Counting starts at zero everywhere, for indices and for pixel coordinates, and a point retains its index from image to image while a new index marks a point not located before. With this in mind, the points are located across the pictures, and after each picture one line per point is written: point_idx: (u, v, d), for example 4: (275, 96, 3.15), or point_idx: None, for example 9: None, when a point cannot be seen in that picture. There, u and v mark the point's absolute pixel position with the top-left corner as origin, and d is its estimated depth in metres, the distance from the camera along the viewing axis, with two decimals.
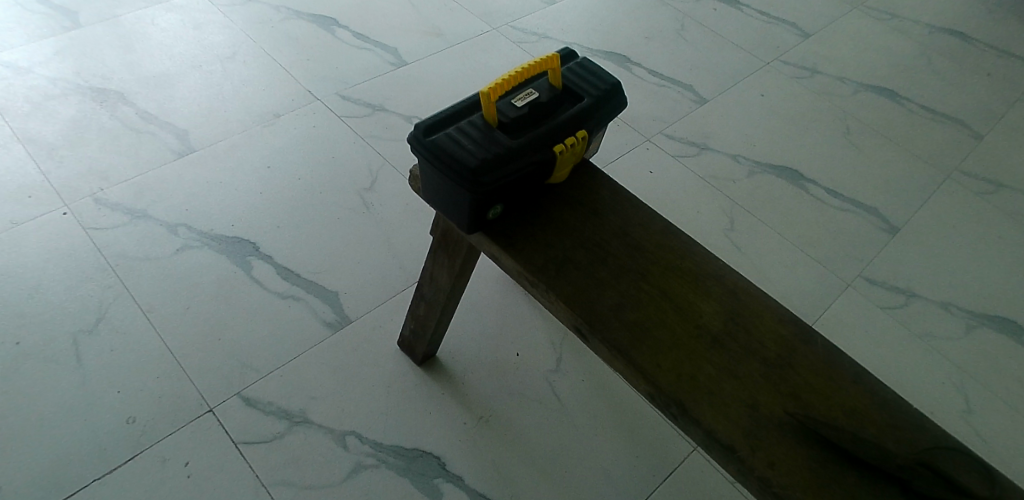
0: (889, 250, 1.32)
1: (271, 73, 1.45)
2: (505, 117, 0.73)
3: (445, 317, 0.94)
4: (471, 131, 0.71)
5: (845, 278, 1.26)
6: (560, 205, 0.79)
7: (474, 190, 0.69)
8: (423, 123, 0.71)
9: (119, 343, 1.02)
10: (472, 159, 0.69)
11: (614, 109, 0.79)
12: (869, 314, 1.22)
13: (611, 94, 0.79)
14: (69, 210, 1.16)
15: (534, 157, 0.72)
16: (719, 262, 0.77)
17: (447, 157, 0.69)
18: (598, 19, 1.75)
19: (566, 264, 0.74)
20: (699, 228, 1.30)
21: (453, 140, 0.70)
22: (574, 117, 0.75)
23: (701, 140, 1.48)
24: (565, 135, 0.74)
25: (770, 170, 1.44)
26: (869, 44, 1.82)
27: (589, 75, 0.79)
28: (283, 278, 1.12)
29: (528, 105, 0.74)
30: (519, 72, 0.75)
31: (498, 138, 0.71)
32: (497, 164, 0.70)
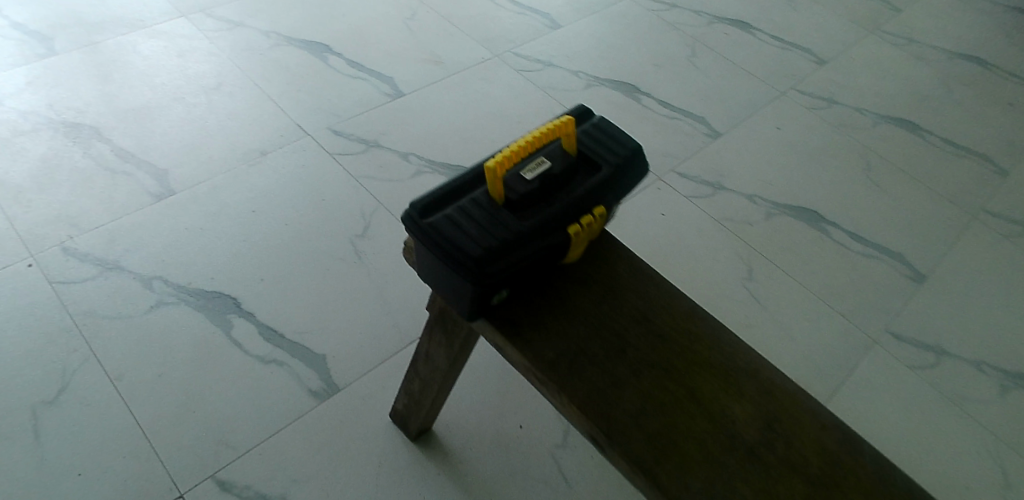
0: (918, 301, 1.23)
1: (259, 106, 1.36)
2: (513, 194, 0.64)
3: (441, 396, 0.86)
4: (475, 212, 0.62)
5: (871, 334, 1.17)
6: (573, 285, 0.70)
7: (478, 282, 0.61)
8: (420, 201, 0.63)
9: (85, 416, 0.93)
10: (476, 248, 0.61)
11: (634, 177, 0.71)
12: (898, 376, 1.12)
13: (631, 162, 0.71)
14: (34, 260, 1.07)
15: (547, 241, 0.64)
16: (752, 350, 0.68)
17: (447, 245, 0.61)
18: (604, 45, 1.67)
19: (581, 359, 0.66)
20: (715, 279, 1.21)
21: (453, 223, 0.62)
22: (591, 191, 0.67)
23: (716, 180, 1.39)
24: (580, 212, 0.66)
25: (789, 212, 1.35)
26: (887, 72, 1.74)
27: (606, 140, 0.71)
28: (265, 339, 1.03)
29: (539, 178, 0.66)
30: (525, 144, 0.67)
31: (506, 220, 0.62)
32: (505, 251, 0.61)
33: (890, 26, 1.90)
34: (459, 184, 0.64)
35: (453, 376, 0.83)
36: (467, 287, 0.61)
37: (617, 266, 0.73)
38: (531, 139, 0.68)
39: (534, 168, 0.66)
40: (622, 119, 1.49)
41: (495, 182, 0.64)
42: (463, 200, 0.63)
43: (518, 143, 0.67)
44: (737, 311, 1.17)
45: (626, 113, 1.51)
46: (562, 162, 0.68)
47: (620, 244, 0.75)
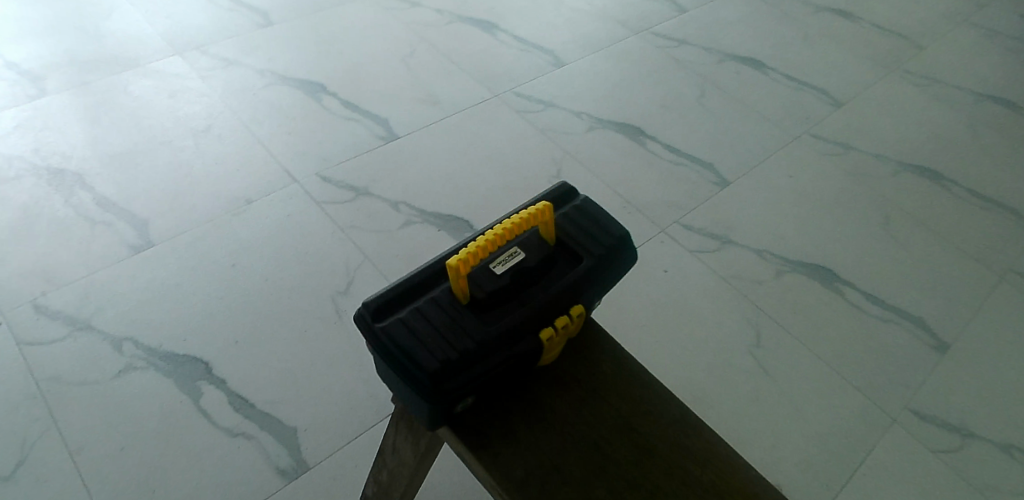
0: (939, 374, 1.16)
1: (246, 150, 1.29)
2: (479, 294, 0.57)
3: (411, 490, 0.80)
4: (434, 317, 0.56)
5: (889, 412, 1.11)
6: (550, 387, 0.64)
7: (435, 399, 0.54)
8: (374, 302, 0.56)
9: (40, 495, 0.88)
10: (433, 360, 0.54)
11: (620, 267, 0.64)
12: (915, 461, 1.06)
13: (617, 251, 0.63)
14: (5, 319, 1.02)
15: (515, 349, 0.56)
16: (748, 468, 0.63)
17: (400, 356, 0.54)
18: (611, 83, 1.59)
19: (554, 478, 0.60)
20: (719, 346, 1.14)
21: (408, 330, 0.55)
22: (569, 288, 0.60)
23: (723, 232, 1.31)
24: (555, 313, 0.59)
25: (801, 270, 1.28)
26: (909, 114, 1.65)
27: (589, 225, 0.64)
28: (236, 410, 0.98)
29: (510, 274, 0.59)
30: (502, 229, 0.59)
31: (469, 327, 0.56)
32: (466, 364, 0.54)
33: (912, 64, 1.81)
34: (417, 282, 0.57)
35: (422, 471, 0.77)
36: (422, 403, 0.55)
37: (601, 364, 0.66)
38: (508, 224, 0.59)
39: (504, 263, 0.59)
40: (627, 165, 1.41)
41: (458, 281, 0.57)
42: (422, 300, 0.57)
43: (494, 229, 0.59)
44: (739, 384, 1.10)
45: (632, 158, 1.42)
46: (537, 254, 0.61)
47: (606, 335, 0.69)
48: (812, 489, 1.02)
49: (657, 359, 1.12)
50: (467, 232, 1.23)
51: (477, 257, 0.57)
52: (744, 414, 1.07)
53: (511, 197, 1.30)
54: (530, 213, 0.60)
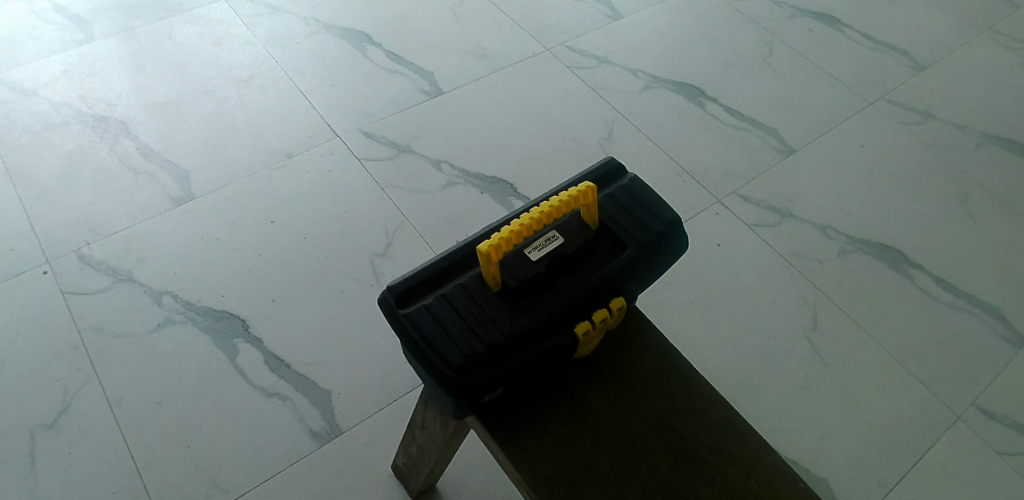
0: (1012, 370, 1.09)
1: (288, 102, 1.26)
2: (512, 282, 0.53)
3: (440, 465, 0.79)
4: (463, 305, 0.52)
5: (954, 409, 1.05)
6: (586, 383, 0.61)
7: (459, 394, 0.50)
8: (399, 286, 0.53)
9: (80, 445, 0.89)
10: (460, 353, 0.50)
11: (668, 257, 0.59)
12: (976, 461, 1.00)
13: (664, 239, 0.58)
14: (51, 268, 1.03)
15: (548, 343, 0.52)
16: (797, 479, 0.59)
17: (425, 346, 0.51)
18: (671, 39, 1.49)
19: (585, 478, 0.57)
20: (770, 328, 1.09)
21: (434, 318, 0.51)
22: (610, 279, 0.55)
23: (784, 205, 1.24)
24: (594, 305, 0.54)
25: (867, 250, 1.20)
26: (999, 80, 1.51)
27: (636, 208, 0.58)
28: (271, 369, 0.97)
29: (546, 261, 0.54)
30: (540, 212, 0.54)
31: (499, 317, 0.52)
32: (494, 358, 0.51)
33: (1007, 24, 1.65)
34: (445, 266, 0.54)
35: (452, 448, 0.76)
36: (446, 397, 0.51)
37: (642, 359, 0.63)
38: (547, 206, 0.54)
39: (541, 248, 0.54)
40: (684, 128, 1.33)
41: (489, 268, 0.53)
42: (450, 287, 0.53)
43: (532, 212, 0.54)
44: (790, 370, 1.05)
45: (689, 121, 1.34)
46: (577, 239, 0.56)
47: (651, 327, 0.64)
48: (864, 485, 0.97)
49: (704, 338, 1.07)
50: (512, 196, 1.18)
51: (511, 242, 0.53)
52: (793, 400, 1.03)
53: (558, 160, 1.24)
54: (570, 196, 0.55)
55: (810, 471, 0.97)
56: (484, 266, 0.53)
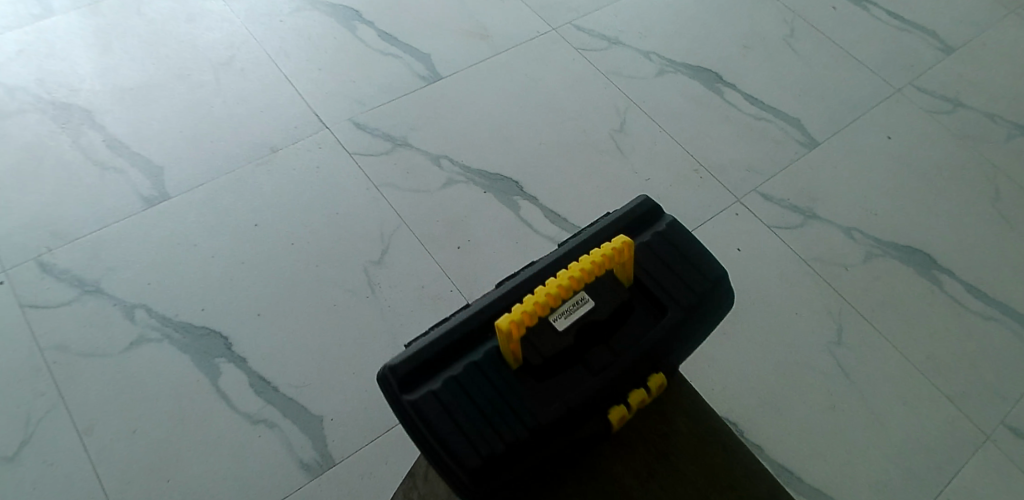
0: None
1: (271, 88, 1.15)
2: (535, 359, 0.45)
3: None
4: (477, 390, 0.44)
5: (982, 426, 0.97)
6: (614, 453, 0.54)
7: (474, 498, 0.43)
8: (402, 365, 0.45)
9: (46, 480, 0.82)
10: (475, 452, 0.43)
11: (714, 317, 0.51)
12: (1007, 486, 0.92)
13: (710, 298, 0.50)
14: (8, 278, 0.94)
15: (578, 433, 0.45)
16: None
17: (433, 441, 0.43)
18: (685, 17, 1.38)
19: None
20: (793, 341, 1.02)
21: (445, 407, 0.44)
22: (649, 352, 0.47)
23: (807, 205, 1.16)
24: (630, 384, 0.47)
25: (894, 253, 1.13)
26: None
27: (677, 262, 0.50)
28: (256, 393, 0.89)
29: (574, 332, 0.46)
30: (568, 275, 0.46)
31: (520, 405, 0.44)
32: (515, 456, 0.43)
33: None
34: (456, 339, 0.46)
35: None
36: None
37: (677, 424, 0.55)
38: (576, 268, 0.46)
39: (569, 315, 0.46)
40: (700, 119, 1.23)
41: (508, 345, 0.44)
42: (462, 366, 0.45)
43: (559, 276, 0.46)
44: (813, 387, 0.98)
45: (705, 111, 1.24)
46: (610, 303, 0.47)
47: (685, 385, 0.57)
48: None
49: (723, 354, 1.00)
50: (516, 195, 1.09)
51: (536, 316, 0.45)
52: (819, 421, 0.96)
53: (566, 154, 1.15)
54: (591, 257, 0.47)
55: (837, 499, 0.91)
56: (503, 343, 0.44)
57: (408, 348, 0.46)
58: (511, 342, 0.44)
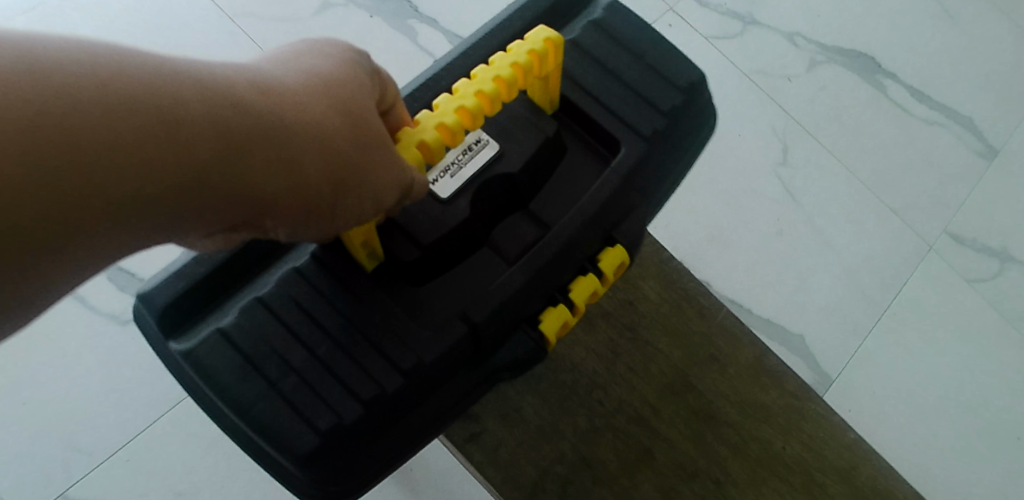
0: (982, 188, 0.98)
1: None
2: (411, 252, 0.44)
3: None
4: (320, 322, 0.43)
5: (925, 238, 0.93)
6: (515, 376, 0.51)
7: (331, 482, 0.42)
8: (171, 298, 0.45)
9: None
10: (309, 419, 0.41)
11: (689, 128, 0.51)
12: (949, 294, 0.90)
13: (676, 123, 0.50)
14: None
15: (461, 357, 0.45)
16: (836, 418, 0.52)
17: (251, 410, 0.41)
18: None
19: (581, 476, 0.49)
20: (735, 167, 0.93)
21: (240, 352, 0.42)
22: (580, 233, 0.46)
23: (748, 9, 1.02)
24: (550, 283, 0.46)
25: (838, 58, 1.03)
26: None
27: (633, 73, 0.50)
28: (118, 288, 0.75)
29: (490, 201, 0.46)
30: (514, 72, 0.41)
31: (389, 345, 0.43)
32: (371, 409, 0.42)
33: None
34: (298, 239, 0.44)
35: None
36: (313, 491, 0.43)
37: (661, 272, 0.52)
38: (522, 63, 0.41)
39: (454, 174, 0.45)
40: None
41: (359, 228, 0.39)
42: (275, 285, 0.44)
43: (498, 73, 0.40)
44: (757, 214, 0.91)
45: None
46: (527, 150, 0.47)
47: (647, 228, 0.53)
48: (843, 336, 0.86)
49: None
50: (411, 17, 0.90)
51: (464, 133, 0.40)
52: (764, 250, 0.90)
53: None
54: (561, 46, 0.43)
55: (784, 328, 0.86)
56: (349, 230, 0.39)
57: (167, 274, 0.45)
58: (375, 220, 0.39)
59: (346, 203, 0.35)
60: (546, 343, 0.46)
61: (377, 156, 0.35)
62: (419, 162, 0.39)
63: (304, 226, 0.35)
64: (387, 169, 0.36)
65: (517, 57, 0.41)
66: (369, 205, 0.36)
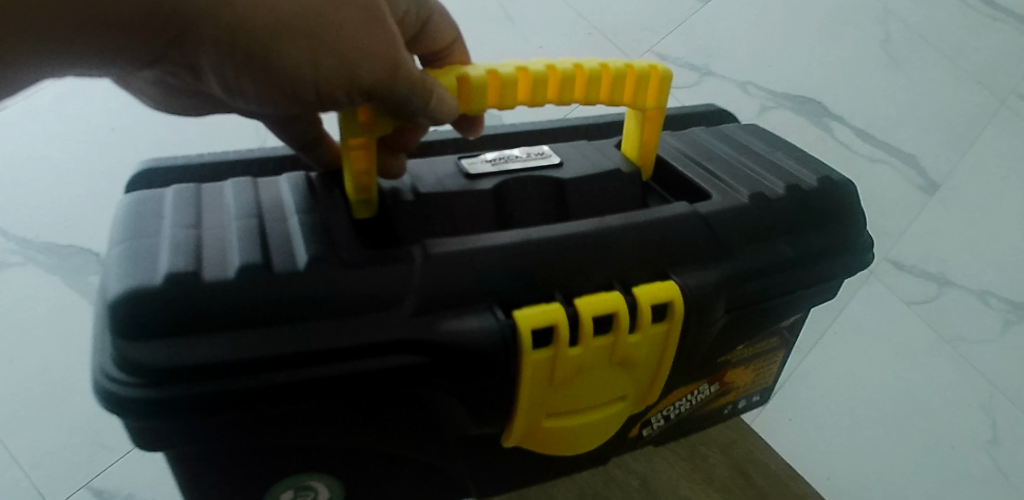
0: (925, 218, 1.06)
1: None
2: (408, 196, 0.46)
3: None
4: (267, 222, 0.41)
5: (866, 265, 1.04)
6: (504, 416, 0.44)
7: (161, 372, 0.34)
8: (166, 175, 0.49)
9: None
10: (169, 255, 0.37)
11: (816, 231, 0.50)
12: (888, 314, 1.01)
13: (797, 205, 0.50)
14: None
15: (399, 293, 0.39)
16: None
17: (133, 243, 0.38)
18: None
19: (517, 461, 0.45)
20: None
21: (169, 211, 0.41)
22: (618, 233, 0.44)
23: (704, 62, 1.20)
24: (554, 253, 0.42)
25: (789, 104, 1.16)
26: None
27: (770, 159, 0.55)
28: None
29: (537, 192, 0.49)
30: (576, 72, 0.44)
31: (322, 252, 0.39)
32: (238, 281, 0.36)
33: None
34: (328, 170, 0.48)
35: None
36: (99, 381, 0.35)
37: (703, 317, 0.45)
38: (594, 70, 0.45)
39: (495, 164, 0.50)
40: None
41: (354, 139, 0.41)
42: (250, 191, 0.44)
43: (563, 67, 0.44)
44: None
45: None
46: (598, 170, 0.51)
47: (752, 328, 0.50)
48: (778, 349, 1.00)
49: None
50: None
51: (512, 91, 0.42)
52: None
53: None
54: (663, 82, 0.47)
55: None
56: (343, 136, 0.41)
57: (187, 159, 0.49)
58: (374, 131, 0.41)
59: (295, 49, 0.35)
60: (519, 339, 0.40)
61: (347, 22, 0.36)
62: (453, 94, 0.41)
63: (230, 74, 0.36)
64: (361, 47, 0.37)
65: (611, 63, 0.45)
66: (328, 61, 0.36)
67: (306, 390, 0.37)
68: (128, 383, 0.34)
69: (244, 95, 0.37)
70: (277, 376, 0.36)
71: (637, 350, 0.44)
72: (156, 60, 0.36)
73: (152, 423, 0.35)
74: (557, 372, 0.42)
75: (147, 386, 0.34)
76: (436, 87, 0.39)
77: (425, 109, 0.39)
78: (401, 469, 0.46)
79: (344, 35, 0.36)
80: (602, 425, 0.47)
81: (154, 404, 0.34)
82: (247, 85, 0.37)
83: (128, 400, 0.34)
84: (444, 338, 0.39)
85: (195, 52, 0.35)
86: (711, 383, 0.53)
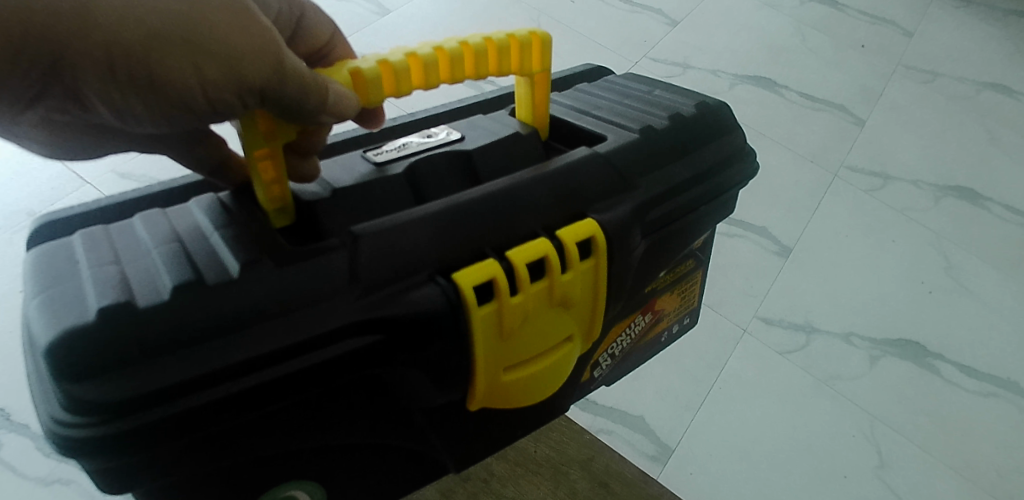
0: (788, 277, 1.19)
1: (39, 165, 1.26)
2: (323, 194, 0.46)
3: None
4: (189, 244, 0.42)
5: (740, 324, 1.14)
6: (465, 383, 0.46)
7: (111, 407, 0.35)
8: (66, 225, 0.47)
9: None
10: (97, 295, 0.37)
11: (704, 147, 0.56)
12: (768, 363, 1.09)
13: (680, 130, 0.55)
14: None
15: (327, 284, 0.40)
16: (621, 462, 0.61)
17: (49, 293, 0.38)
18: (441, 31, 1.53)
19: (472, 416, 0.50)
20: None
21: (82, 254, 0.41)
22: (531, 186, 0.47)
23: None
24: (479, 214, 0.45)
25: None
26: (799, 53, 1.58)
27: (654, 98, 0.59)
28: (46, 456, 0.94)
29: (445, 166, 0.49)
30: (489, 46, 0.46)
31: (261, 253, 0.41)
32: (174, 301, 0.37)
33: None
34: (238, 186, 0.48)
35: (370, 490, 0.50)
36: (51, 427, 0.35)
37: (629, 249, 0.49)
38: (504, 44, 0.47)
39: (400, 150, 0.50)
40: None
41: (258, 151, 0.42)
42: (162, 221, 0.44)
43: (475, 45, 0.46)
44: None
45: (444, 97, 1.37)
46: (498, 135, 0.52)
47: (669, 250, 0.55)
48: (669, 412, 1.03)
49: None
50: None
51: (406, 78, 0.43)
52: None
53: None
54: (550, 44, 0.49)
55: (625, 411, 1.04)
56: (247, 150, 0.42)
57: (85, 207, 0.48)
58: (277, 138, 0.43)
59: (179, 80, 0.39)
60: (463, 297, 0.42)
61: (222, 28, 0.39)
62: (348, 88, 0.42)
63: (116, 97, 0.39)
64: (244, 50, 0.39)
65: (494, 36, 0.47)
66: (224, 83, 0.39)
67: (267, 391, 0.39)
68: (82, 425, 0.35)
69: (138, 116, 0.41)
70: (228, 388, 0.37)
71: (573, 287, 0.46)
72: (47, 92, 0.40)
73: (106, 461, 0.36)
74: (505, 323, 0.44)
75: (101, 422, 0.35)
76: (329, 84, 0.41)
77: (324, 105, 0.41)
78: (371, 452, 0.48)
79: (236, 59, 0.39)
80: (555, 368, 0.49)
81: (108, 442, 0.35)
82: (135, 104, 0.40)
83: (88, 445, 0.35)
84: (386, 314, 0.41)
85: (86, 81, 0.39)
86: (644, 314, 0.60)
